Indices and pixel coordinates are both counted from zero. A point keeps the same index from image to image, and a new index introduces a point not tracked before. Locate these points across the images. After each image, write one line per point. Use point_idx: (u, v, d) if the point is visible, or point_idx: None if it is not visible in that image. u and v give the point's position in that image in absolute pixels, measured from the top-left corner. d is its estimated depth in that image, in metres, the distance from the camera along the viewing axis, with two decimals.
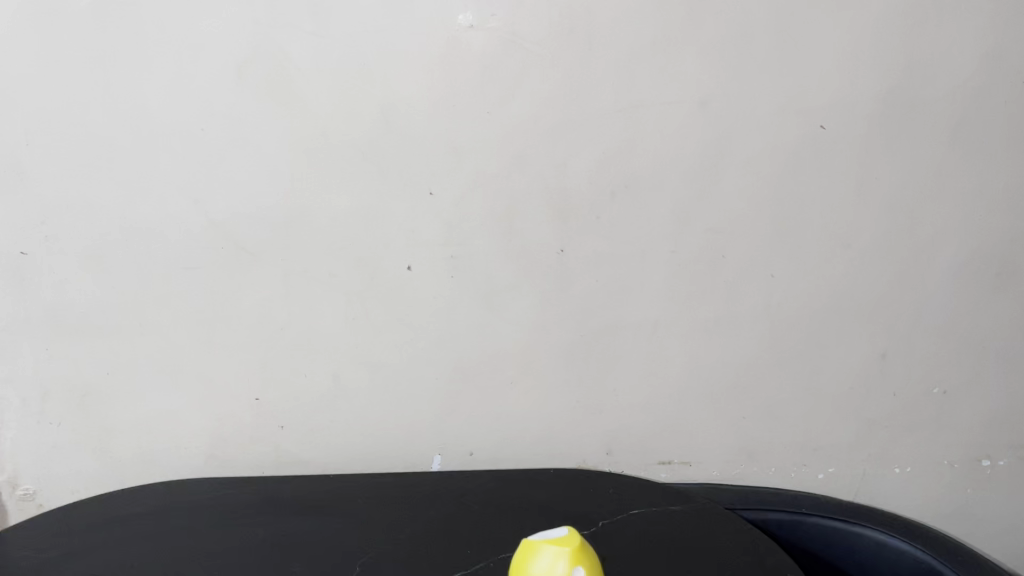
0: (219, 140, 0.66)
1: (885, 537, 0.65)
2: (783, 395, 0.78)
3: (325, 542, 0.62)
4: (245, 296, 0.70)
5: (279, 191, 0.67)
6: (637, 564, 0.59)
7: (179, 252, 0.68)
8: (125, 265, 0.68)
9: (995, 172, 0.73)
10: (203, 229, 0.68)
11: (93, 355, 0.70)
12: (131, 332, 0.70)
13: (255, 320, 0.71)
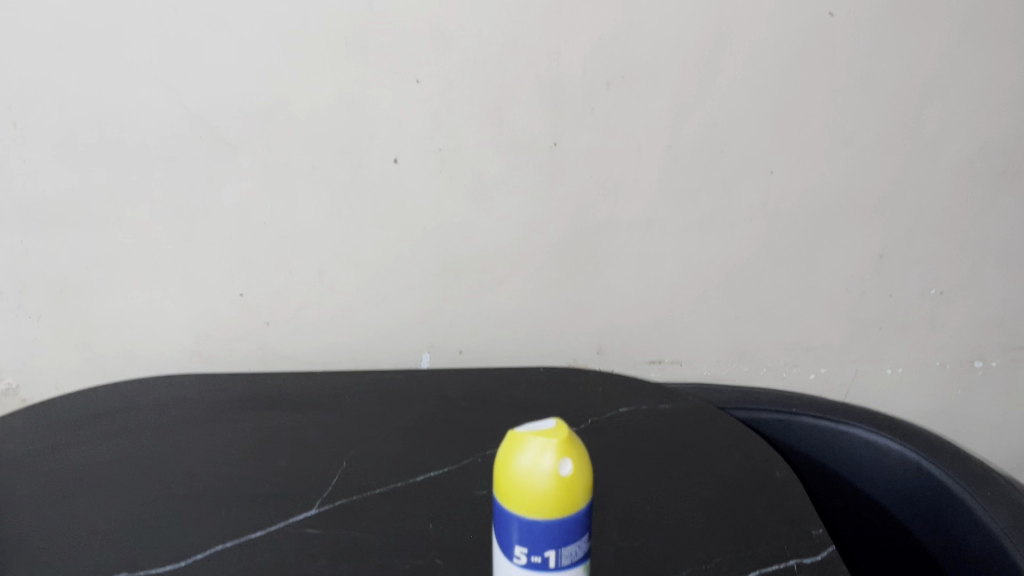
0: (191, 23, 0.62)
1: (873, 437, 0.65)
2: (777, 295, 0.76)
3: (311, 437, 0.62)
4: (225, 189, 0.67)
5: (256, 78, 0.64)
6: (624, 462, 0.59)
7: (154, 142, 0.65)
8: (98, 155, 0.65)
9: (1008, 64, 0.69)
10: (179, 117, 0.65)
11: (70, 249, 0.68)
12: (109, 225, 0.68)
13: (236, 214, 0.69)
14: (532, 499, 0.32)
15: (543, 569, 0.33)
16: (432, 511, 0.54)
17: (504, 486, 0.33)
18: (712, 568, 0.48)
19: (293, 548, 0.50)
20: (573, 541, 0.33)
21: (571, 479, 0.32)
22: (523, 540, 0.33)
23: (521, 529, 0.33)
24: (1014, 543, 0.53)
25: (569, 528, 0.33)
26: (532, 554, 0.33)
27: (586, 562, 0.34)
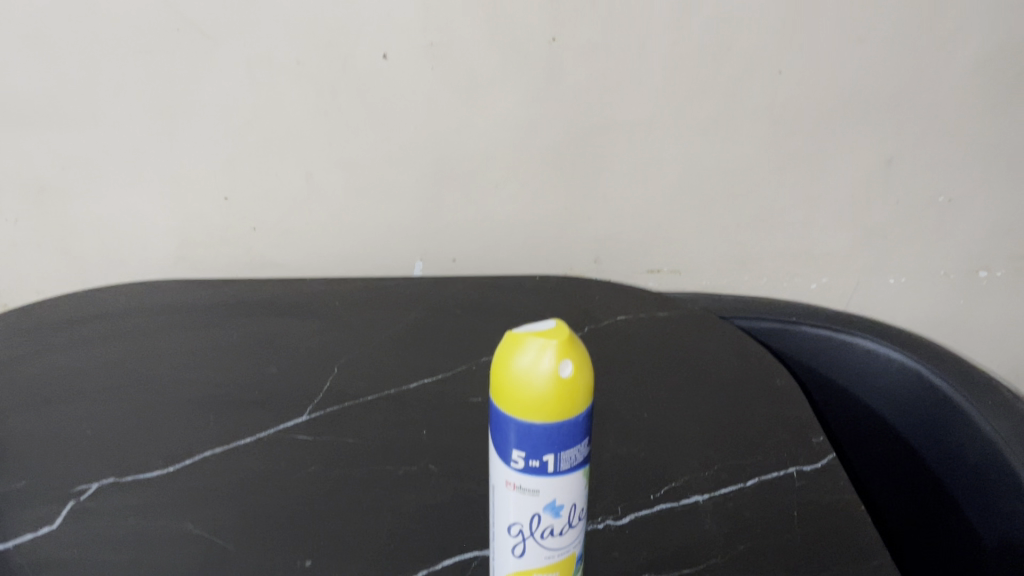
0: None
1: (874, 346, 0.64)
2: (781, 203, 0.74)
3: (303, 342, 0.60)
4: (204, 85, 0.64)
5: None
6: (623, 370, 0.57)
7: (126, 34, 0.61)
8: (67, 47, 0.61)
9: None
10: (151, 7, 0.60)
11: (44, 148, 0.65)
12: (83, 123, 0.65)
13: (218, 112, 0.65)
14: (530, 401, 0.31)
15: (542, 474, 0.32)
16: (427, 418, 0.53)
17: (502, 384, 0.32)
18: (710, 476, 0.48)
19: (285, 455, 0.49)
20: (572, 446, 0.32)
21: (571, 383, 0.31)
22: (522, 445, 0.31)
23: (518, 431, 0.31)
24: (1014, 453, 0.53)
25: (569, 434, 0.31)
26: (530, 459, 0.32)
27: (587, 467, 0.33)
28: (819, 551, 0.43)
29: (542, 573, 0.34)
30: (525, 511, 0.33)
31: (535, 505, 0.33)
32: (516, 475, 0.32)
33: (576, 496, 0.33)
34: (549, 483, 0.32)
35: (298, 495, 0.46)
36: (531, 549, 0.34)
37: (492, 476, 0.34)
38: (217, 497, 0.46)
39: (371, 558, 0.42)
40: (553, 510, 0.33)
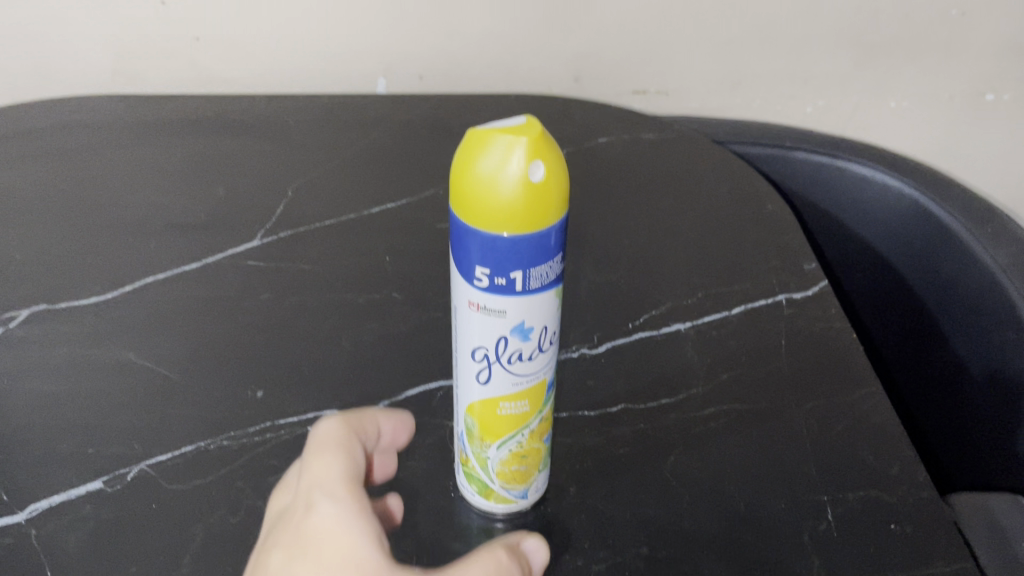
0: None
1: (872, 173, 0.60)
2: (780, 16, 0.67)
3: (253, 163, 0.55)
4: None
5: None
6: (605, 195, 0.53)
7: None
8: None
9: None
10: None
11: None
12: None
13: None
14: (496, 210, 0.26)
15: (509, 294, 0.28)
16: (389, 244, 0.49)
17: (461, 188, 0.27)
18: (694, 305, 0.45)
19: (234, 281, 0.45)
20: (543, 262, 0.28)
21: (544, 189, 0.26)
22: (486, 261, 0.27)
23: (483, 245, 0.27)
24: (1013, 283, 0.50)
25: (540, 248, 0.27)
26: (495, 276, 0.28)
27: (559, 287, 0.29)
28: (808, 382, 0.40)
29: (510, 402, 0.31)
30: (491, 335, 0.29)
31: (501, 329, 0.29)
32: (480, 295, 0.28)
33: (547, 319, 0.29)
34: (517, 303, 0.28)
35: (249, 325, 0.43)
36: (497, 376, 0.30)
37: (453, 298, 0.30)
38: (160, 327, 0.42)
39: (328, 388, 0.39)
40: (522, 334, 0.29)
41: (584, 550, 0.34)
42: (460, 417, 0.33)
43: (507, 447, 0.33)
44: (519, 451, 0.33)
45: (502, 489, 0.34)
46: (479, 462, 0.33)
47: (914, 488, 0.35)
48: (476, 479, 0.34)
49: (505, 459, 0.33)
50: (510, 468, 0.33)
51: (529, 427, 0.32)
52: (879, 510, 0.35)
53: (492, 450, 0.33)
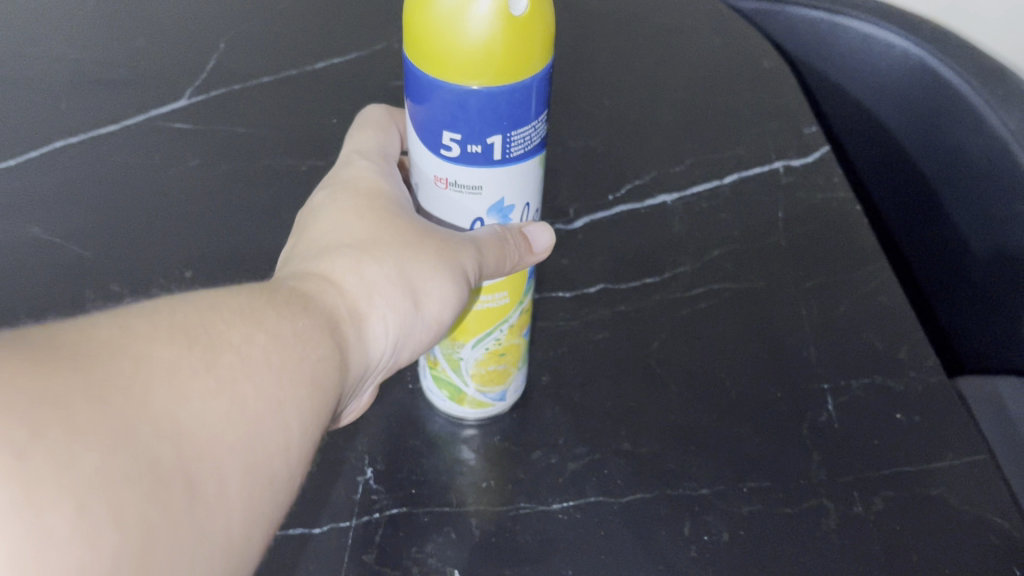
0: None
1: (874, 28, 0.54)
2: None
3: (176, 11, 0.47)
4: None
5: None
6: (581, 49, 0.47)
7: None
8: None
9: None
10: None
11: None
12: None
13: None
14: (475, 49, 0.21)
15: (484, 165, 0.23)
16: (336, 105, 0.43)
17: (422, 17, 0.21)
18: (683, 173, 0.40)
19: (158, 146, 0.40)
20: (525, 125, 0.23)
21: (529, 17, 0.21)
22: (457, 126, 0.22)
23: (456, 101, 0.22)
24: None
25: (523, 106, 0.22)
26: (467, 144, 0.23)
27: (540, 154, 0.24)
28: (806, 257, 0.36)
29: (486, 292, 0.27)
30: (465, 217, 0.25)
31: (475, 208, 0.25)
32: (450, 168, 0.24)
33: (529, 193, 0.25)
34: (496, 175, 0.24)
35: (177, 195, 0.37)
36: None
37: (411, 169, 0.25)
38: (73, 198, 0.37)
39: (267, 267, 0.35)
40: (499, 213, 0.25)
41: (560, 446, 0.30)
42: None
43: (483, 344, 0.28)
44: (497, 351, 0.29)
45: (476, 393, 0.30)
46: (448, 364, 0.29)
47: (924, 372, 0.32)
48: (445, 382, 0.30)
49: (480, 360, 0.29)
50: (487, 371, 0.29)
51: (507, 324, 0.28)
52: (883, 397, 0.31)
53: (465, 352, 0.28)
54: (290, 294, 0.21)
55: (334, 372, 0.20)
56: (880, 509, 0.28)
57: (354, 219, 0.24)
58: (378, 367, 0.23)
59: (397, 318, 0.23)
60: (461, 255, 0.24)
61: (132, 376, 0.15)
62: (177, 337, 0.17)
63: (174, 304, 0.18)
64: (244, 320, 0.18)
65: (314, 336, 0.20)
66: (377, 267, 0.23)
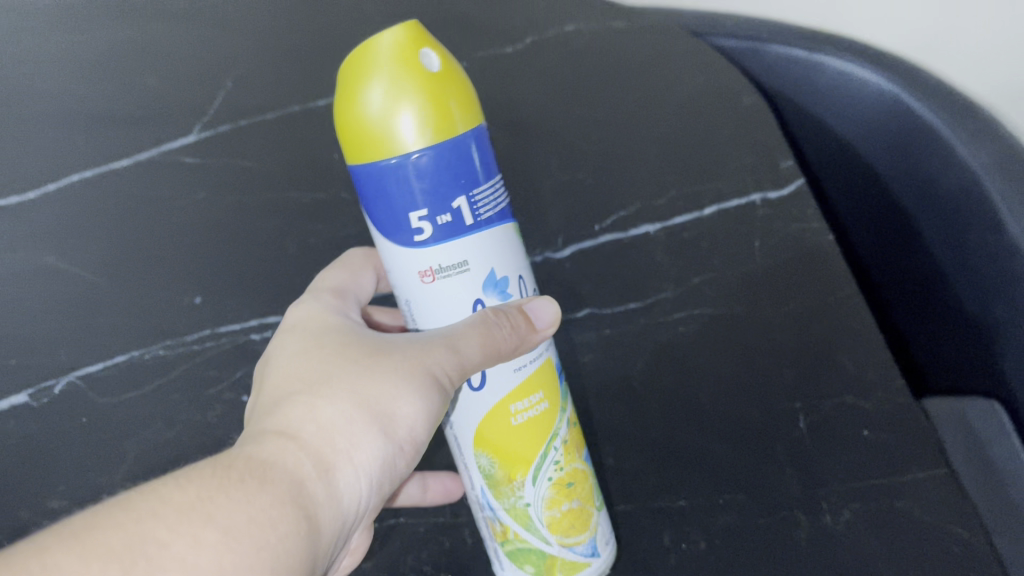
0: None
1: (850, 66, 0.55)
2: None
3: None
4: None
5: None
6: None
7: None
8: None
9: None
10: None
11: None
12: None
13: None
14: (407, 113, 0.28)
15: (457, 230, 0.30)
16: None
17: (356, 113, 0.28)
18: (665, 205, 0.42)
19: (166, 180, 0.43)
20: (489, 181, 0.31)
21: (447, 70, 0.29)
22: (426, 202, 0.30)
23: (418, 178, 0.29)
24: (994, 181, 0.50)
25: (483, 164, 0.31)
26: (439, 216, 0.30)
27: (501, 213, 0.32)
28: (778, 283, 0.40)
29: (519, 403, 0.33)
30: (461, 297, 0.31)
31: (470, 286, 0.31)
32: (434, 250, 0.31)
33: (511, 266, 0.32)
34: (475, 244, 0.31)
35: (196, 229, 0.43)
36: (502, 373, 0.32)
37: (401, 279, 0.32)
38: (103, 231, 0.42)
39: None
40: (494, 286, 0.32)
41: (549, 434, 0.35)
42: (487, 478, 0.34)
43: (544, 480, 0.34)
44: (559, 480, 0.34)
45: (565, 549, 0.34)
46: (526, 521, 0.34)
47: (889, 391, 0.37)
48: (535, 551, 0.34)
49: (551, 502, 0.34)
50: (561, 511, 0.34)
51: (558, 445, 0.34)
52: (849, 416, 0.37)
53: (534, 496, 0.34)
54: (254, 457, 0.26)
55: (301, 532, 0.25)
56: (848, 519, 0.36)
57: (314, 367, 0.30)
58: (366, 490, 0.29)
59: (364, 447, 0.28)
60: (416, 373, 0.29)
61: (135, 564, 0.21)
62: (170, 519, 0.22)
63: (159, 492, 0.23)
64: (218, 492, 0.24)
65: (275, 494, 0.25)
66: (335, 408, 0.28)
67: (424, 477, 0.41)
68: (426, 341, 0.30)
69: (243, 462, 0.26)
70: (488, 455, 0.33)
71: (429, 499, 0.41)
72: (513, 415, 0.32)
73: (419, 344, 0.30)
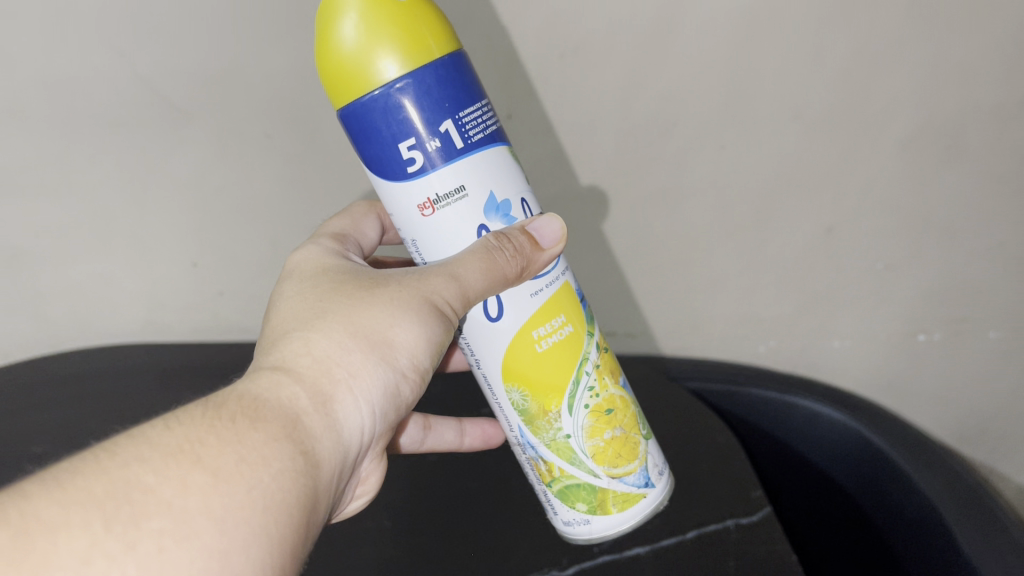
0: (87, 13, 0.55)
1: (816, 407, 0.69)
2: (726, 271, 0.78)
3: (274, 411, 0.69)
4: (158, 177, 0.65)
5: (158, 63, 0.58)
6: None
7: (66, 141, 0.62)
8: (31, 166, 0.63)
9: (976, 38, 0.63)
10: (95, 108, 0.60)
11: (17, 256, 0.68)
12: (31, 228, 0.67)
13: (178, 200, 0.67)
14: (385, 57, 0.39)
15: (450, 147, 0.42)
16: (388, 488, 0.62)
17: (340, 59, 0.39)
18: (653, 527, 0.55)
19: None
20: (469, 108, 0.42)
21: (416, 11, 0.40)
22: (416, 132, 0.41)
23: (408, 112, 0.40)
24: (948, 509, 0.58)
25: (461, 92, 0.42)
26: (431, 140, 0.41)
27: (481, 135, 0.43)
28: None
29: (543, 331, 0.46)
30: (463, 216, 0.43)
31: (466, 211, 0.43)
32: (432, 176, 0.42)
33: (499, 192, 0.44)
34: (461, 169, 0.42)
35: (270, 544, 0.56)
36: (525, 304, 0.46)
37: (411, 221, 0.44)
38: None
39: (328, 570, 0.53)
40: (496, 209, 0.44)
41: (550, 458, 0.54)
42: (527, 412, 0.49)
43: (579, 409, 0.48)
44: (592, 406, 0.49)
45: (615, 480, 0.50)
46: (571, 453, 0.49)
47: None
48: (587, 485, 0.50)
49: (589, 430, 0.49)
50: (601, 441, 0.49)
51: (588, 372, 0.49)
52: None
53: (573, 426, 0.49)
54: (248, 397, 0.37)
55: (287, 459, 0.35)
56: None
57: (306, 313, 0.42)
58: (365, 404, 0.41)
59: (358, 374, 0.40)
60: (413, 308, 0.42)
61: (120, 511, 0.30)
62: (159, 466, 0.32)
63: (149, 443, 0.33)
64: (204, 436, 0.34)
65: (265, 433, 0.35)
66: (329, 344, 0.40)
67: (461, 427, 0.63)
68: (420, 278, 0.43)
69: (241, 404, 0.36)
70: (529, 392, 0.48)
71: (466, 442, 0.63)
72: (539, 341, 0.46)
73: (413, 285, 0.43)
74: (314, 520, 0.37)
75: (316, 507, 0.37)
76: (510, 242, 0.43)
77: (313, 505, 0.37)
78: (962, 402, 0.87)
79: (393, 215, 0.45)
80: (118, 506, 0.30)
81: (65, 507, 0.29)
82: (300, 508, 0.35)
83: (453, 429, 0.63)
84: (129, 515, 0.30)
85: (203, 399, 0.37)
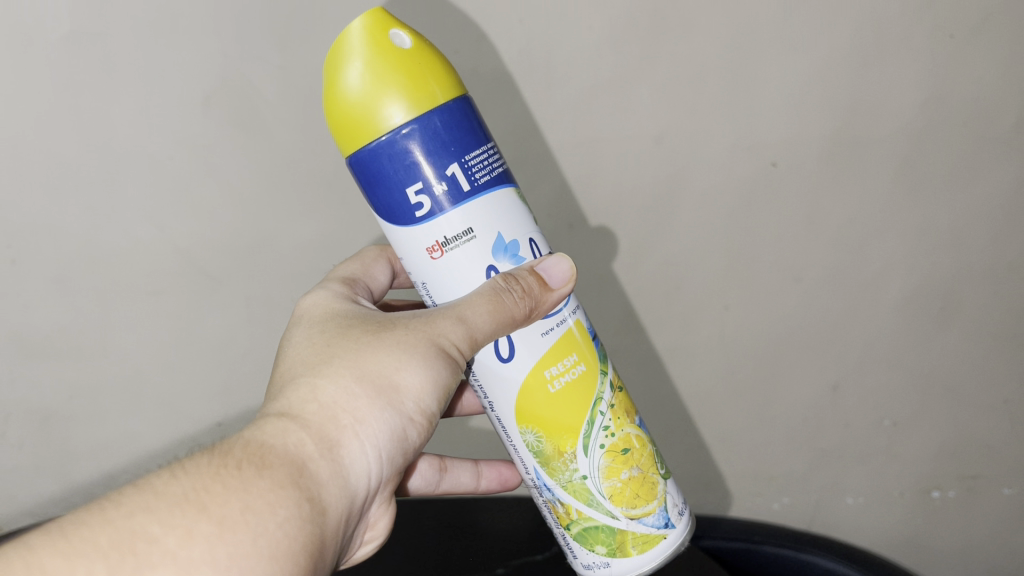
0: (136, 192, 0.60)
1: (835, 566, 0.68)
2: (737, 428, 0.79)
3: None
4: (189, 338, 0.69)
5: (197, 234, 0.63)
6: None
7: (105, 308, 0.66)
8: (70, 331, 0.66)
9: (958, 209, 0.68)
10: (135, 275, 0.64)
11: (48, 416, 0.71)
12: (65, 389, 0.70)
13: (207, 358, 0.70)
14: (390, 111, 0.42)
15: (458, 187, 0.44)
16: None
17: (348, 117, 0.42)
18: None
19: None
20: (474, 151, 0.44)
21: (417, 64, 0.42)
22: (424, 176, 0.43)
23: (415, 157, 0.43)
24: None
25: (465, 136, 0.44)
26: (439, 182, 0.43)
27: (487, 176, 0.45)
28: None
29: (556, 367, 0.47)
30: (471, 256, 0.45)
31: (476, 252, 0.45)
32: (441, 220, 0.44)
33: (507, 232, 0.45)
34: (468, 211, 0.44)
35: None
36: (537, 343, 0.47)
37: (422, 264, 0.46)
38: None
39: None
40: (505, 250, 0.46)
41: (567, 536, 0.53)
42: (543, 455, 0.48)
43: (595, 448, 0.48)
44: (609, 445, 0.48)
45: (634, 521, 0.48)
46: (588, 495, 0.48)
47: None
48: (605, 527, 0.48)
49: (606, 471, 0.48)
50: (618, 481, 0.48)
51: (602, 412, 0.48)
52: None
53: (589, 466, 0.48)
54: (254, 444, 0.38)
55: (291, 505, 0.37)
56: None
57: (313, 357, 0.44)
58: (373, 449, 0.42)
59: (365, 420, 0.42)
60: (421, 350, 0.43)
61: (125, 562, 0.32)
62: (164, 515, 0.33)
63: (154, 492, 0.34)
64: (210, 484, 0.35)
65: (270, 480, 0.37)
66: (336, 390, 0.42)
67: (478, 468, 0.65)
68: (428, 318, 0.44)
69: (247, 451, 0.38)
70: (543, 432, 0.47)
71: (484, 483, 0.65)
72: (551, 380, 0.47)
73: (421, 326, 0.44)
74: (320, 566, 0.39)
75: (323, 554, 0.39)
76: (518, 284, 0.44)
77: (319, 552, 0.38)
78: (981, 560, 0.87)
79: (403, 261, 0.47)
80: (122, 557, 0.32)
81: (71, 560, 0.31)
82: (306, 556, 0.37)
83: (469, 471, 0.65)
84: (133, 567, 0.31)
85: (210, 448, 0.38)
